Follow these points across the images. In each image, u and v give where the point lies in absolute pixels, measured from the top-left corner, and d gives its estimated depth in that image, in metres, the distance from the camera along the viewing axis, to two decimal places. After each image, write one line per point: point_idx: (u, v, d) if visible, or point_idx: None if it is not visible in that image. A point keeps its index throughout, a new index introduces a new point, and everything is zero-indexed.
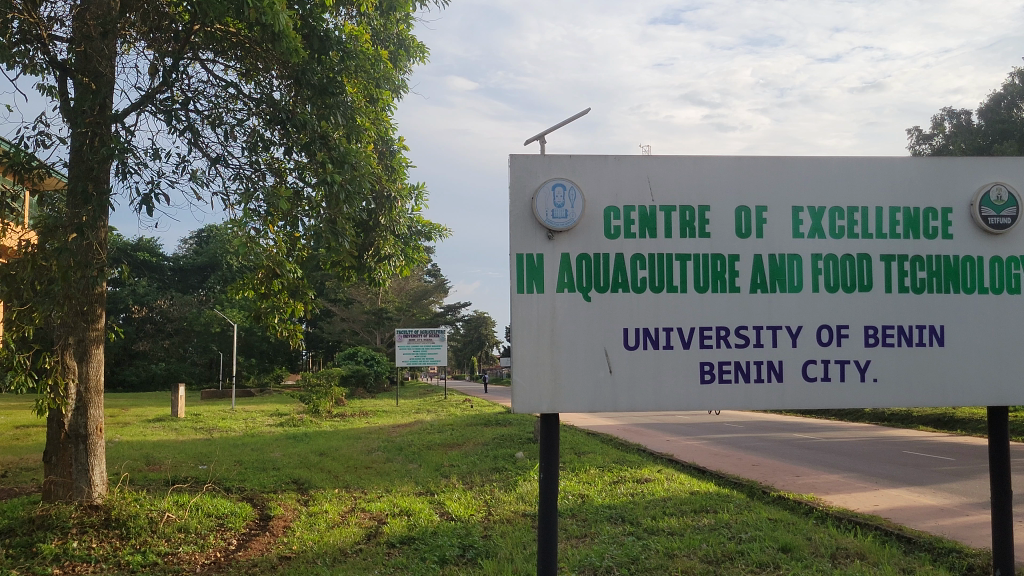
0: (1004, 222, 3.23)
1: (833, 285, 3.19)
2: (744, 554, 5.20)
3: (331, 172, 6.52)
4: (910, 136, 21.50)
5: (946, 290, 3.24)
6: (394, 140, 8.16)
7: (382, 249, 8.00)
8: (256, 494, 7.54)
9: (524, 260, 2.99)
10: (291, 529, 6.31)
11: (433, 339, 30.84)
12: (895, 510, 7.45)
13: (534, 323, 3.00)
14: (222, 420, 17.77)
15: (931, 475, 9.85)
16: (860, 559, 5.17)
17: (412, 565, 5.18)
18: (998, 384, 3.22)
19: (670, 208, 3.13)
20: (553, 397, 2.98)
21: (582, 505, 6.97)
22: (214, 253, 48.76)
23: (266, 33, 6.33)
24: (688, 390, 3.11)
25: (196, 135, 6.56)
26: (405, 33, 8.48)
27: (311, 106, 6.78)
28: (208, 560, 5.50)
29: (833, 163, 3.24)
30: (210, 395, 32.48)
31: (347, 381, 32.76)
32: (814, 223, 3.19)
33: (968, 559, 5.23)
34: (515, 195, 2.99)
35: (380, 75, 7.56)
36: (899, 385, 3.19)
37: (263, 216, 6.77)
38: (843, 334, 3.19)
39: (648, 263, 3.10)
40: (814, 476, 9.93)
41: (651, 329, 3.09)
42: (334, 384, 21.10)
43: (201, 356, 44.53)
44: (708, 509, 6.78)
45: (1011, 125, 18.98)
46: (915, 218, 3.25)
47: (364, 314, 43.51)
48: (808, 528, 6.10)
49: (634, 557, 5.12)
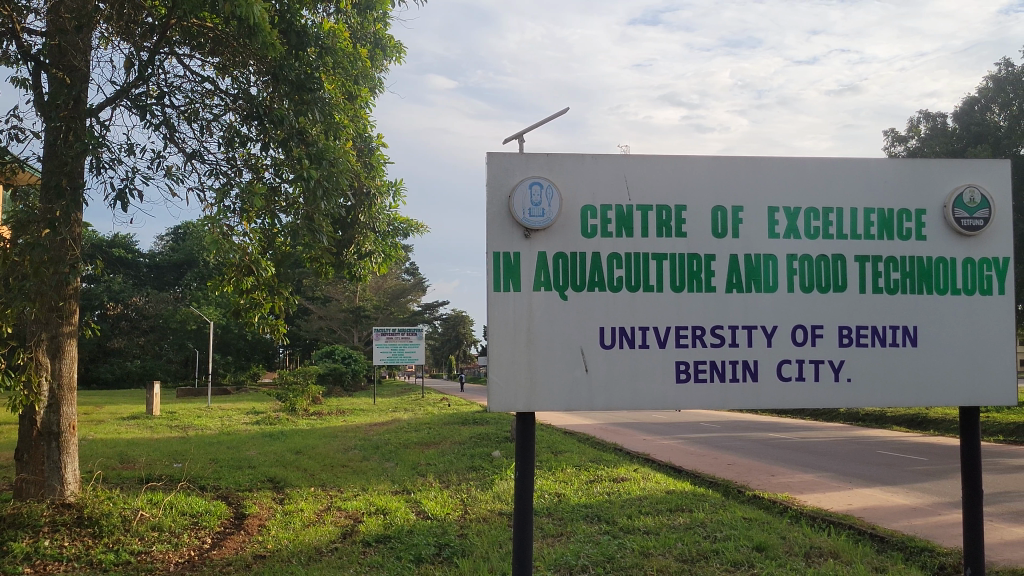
0: (977, 223, 3.25)
1: (808, 285, 3.21)
2: (719, 553, 5.22)
3: (308, 168, 6.48)
4: (886, 136, 21.60)
5: (919, 291, 3.27)
6: (373, 137, 8.14)
7: (363, 246, 8.01)
8: (231, 493, 7.48)
9: (500, 258, 2.99)
10: (266, 528, 6.27)
11: (411, 337, 30.80)
12: (868, 509, 7.50)
13: (510, 322, 3.00)
14: (196, 418, 17.58)
15: (905, 475, 9.91)
16: (833, 558, 5.20)
17: (388, 564, 5.15)
18: (972, 384, 3.24)
19: (647, 208, 3.14)
20: (529, 396, 2.98)
21: (559, 504, 6.96)
22: (191, 250, 48.39)
23: (243, 27, 6.29)
24: (664, 389, 3.12)
25: (172, 130, 6.52)
26: (382, 32, 8.43)
27: (288, 102, 6.74)
28: (182, 559, 5.46)
29: (808, 164, 3.26)
30: (186, 392, 32.24)
31: (324, 379, 32.56)
32: (790, 223, 3.21)
33: (940, 559, 5.28)
34: (492, 194, 2.99)
35: (358, 73, 7.53)
36: (872, 384, 3.22)
37: (238, 213, 6.74)
38: (817, 334, 3.21)
39: (625, 262, 3.11)
40: (789, 475, 9.97)
41: (627, 328, 3.10)
42: (311, 382, 21.00)
43: (176, 354, 44.10)
44: (683, 509, 6.79)
45: (985, 129, 19.10)
46: (889, 218, 3.27)
47: (342, 312, 43.35)
48: (782, 527, 6.12)
49: (610, 556, 5.13)
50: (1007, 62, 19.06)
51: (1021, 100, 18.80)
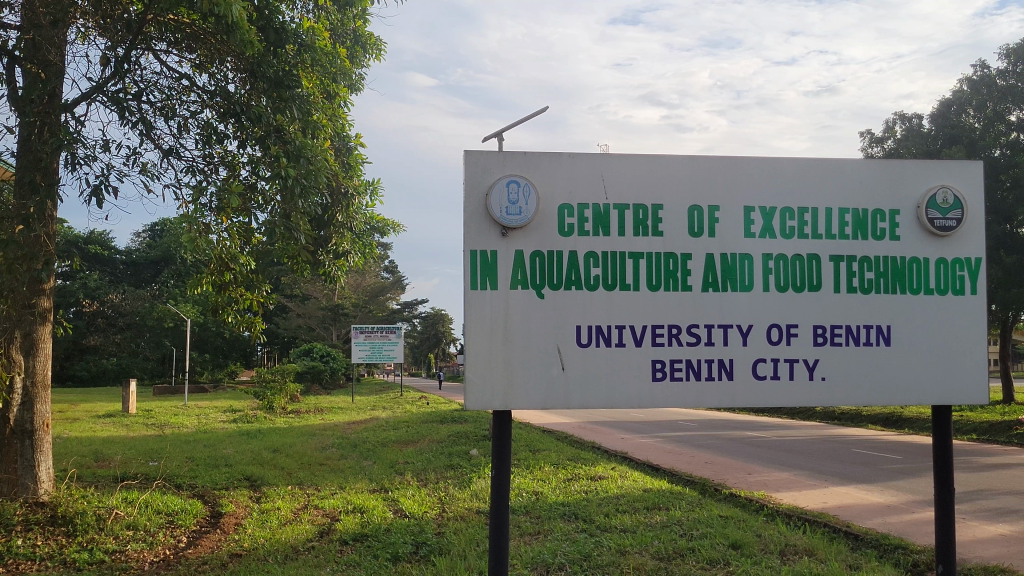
0: (950, 224, 3.28)
1: (783, 284, 3.23)
2: (695, 551, 5.26)
3: (285, 167, 6.45)
4: (862, 137, 21.75)
5: (893, 290, 3.29)
6: (351, 136, 8.13)
7: (340, 245, 7.98)
8: (206, 492, 7.42)
9: (477, 257, 2.98)
10: (244, 526, 6.25)
11: (390, 336, 30.71)
12: (844, 507, 7.58)
13: (487, 320, 3.01)
14: (173, 416, 17.50)
15: (881, 473, 10.02)
16: (808, 555, 5.24)
17: (364, 563, 5.13)
18: (944, 384, 3.27)
19: (624, 206, 3.14)
20: (506, 394, 2.98)
21: (538, 502, 6.99)
22: (169, 247, 48.05)
23: (221, 24, 6.26)
24: (640, 387, 3.13)
25: (148, 127, 6.48)
26: (362, 28, 8.40)
27: (267, 100, 6.73)
28: (156, 558, 5.43)
29: (783, 164, 3.27)
30: (162, 391, 32.02)
31: (302, 377, 32.44)
32: (766, 223, 3.23)
33: (913, 556, 5.35)
34: (469, 193, 2.99)
35: (337, 70, 7.49)
36: (847, 383, 3.24)
37: (215, 210, 6.70)
38: (792, 333, 3.23)
39: (602, 261, 3.12)
40: (766, 474, 10.05)
41: (603, 327, 3.11)
42: (289, 380, 20.87)
43: (153, 352, 43.39)
44: (660, 506, 6.84)
45: (959, 130, 19.29)
46: (864, 219, 3.29)
47: (321, 310, 43.26)
48: (758, 525, 6.19)
49: (586, 554, 5.15)
50: (981, 64, 19.25)
51: (995, 102, 19.00)
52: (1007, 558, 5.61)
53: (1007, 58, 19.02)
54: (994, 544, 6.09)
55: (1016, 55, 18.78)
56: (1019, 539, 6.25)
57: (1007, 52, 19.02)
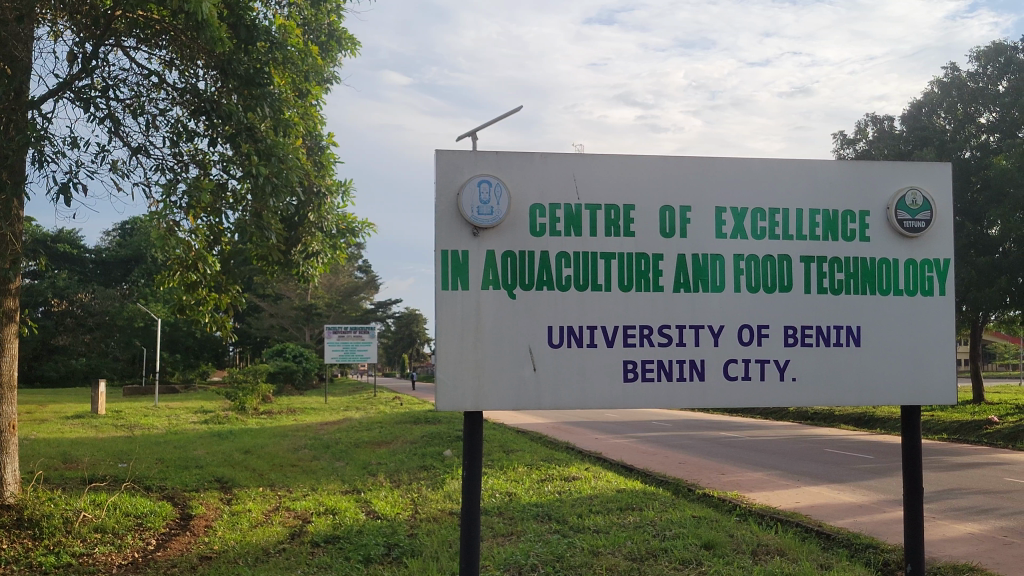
0: (918, 225, 3.30)
1: (754, 285, 3.23)
2: (667, 552, 5.25)
3: (256, 165, 6.44)
4: (835, 139, 21.95)
5: (862, 291, 3.30)
6: (324, 135, 8.08)
7: (310, 245, 7.92)
8: (177, 493, 7.36)
9: (448, 257, 2.96)
10: (213, 529, 6.18)
11: (363, 336, 30.60)
12: (815, 506, 7.62)
13: (459, 320, 2.99)
14: (144, 417, 17.36)
15: (852, 472, 10.09)
16: (779, 555, 5.25)
17: (335, 564, 5.11)
18: (912, 384, 3.29)
19: (596, 206, 3.13)
20: (477, 394, 2.97)
21: (510, 503, 6.97)
22: (140, 246, 47.65)
23: (191, 21, 6.21)
24: (611, 388, 3.12)
25: (117, 124, 6.41)
26: (337, 24, 8.34)
27: (237, 97, 6.68)
28: (125, 561, 5.36)
29: (755, 165, 3.27)
30: (132, 391, 31.73)
31: (275, 377, 32.27)
32: (737, 223, 3.23)
33: (884, 555, 5.38)
34: (440, 192, 2.96)
35: (310, 68, 7.42)
36: (817, 383, 3.25)
37: (185, 208, 6.64)
38: (763, 334, 3.23)
39: (573, 261, 3.11)
40: (740, 473, 10.09)
41: (575, 327, 3.10)
42: (261, 380, 20.76)
43: (124, 352, 42.99)
44: (633, 506, 6.85)
45: (930, 132, 19.53)
46: (834, 219, 3.30)
47: (294, 309, 43.07)
48: (730, 525, 6.20)
49: (559, 555, 5.13)
50: (952, 67, 19.44)
51: (965, 104, 19.22)
52: (976, 557, 5.67)
53: (978, 61, 19.20)
54: (963, 542, 6.16)
55: (985, 57, 18.98)
56: (987, 537, 6.32)
57: (976, 54, 19.22)
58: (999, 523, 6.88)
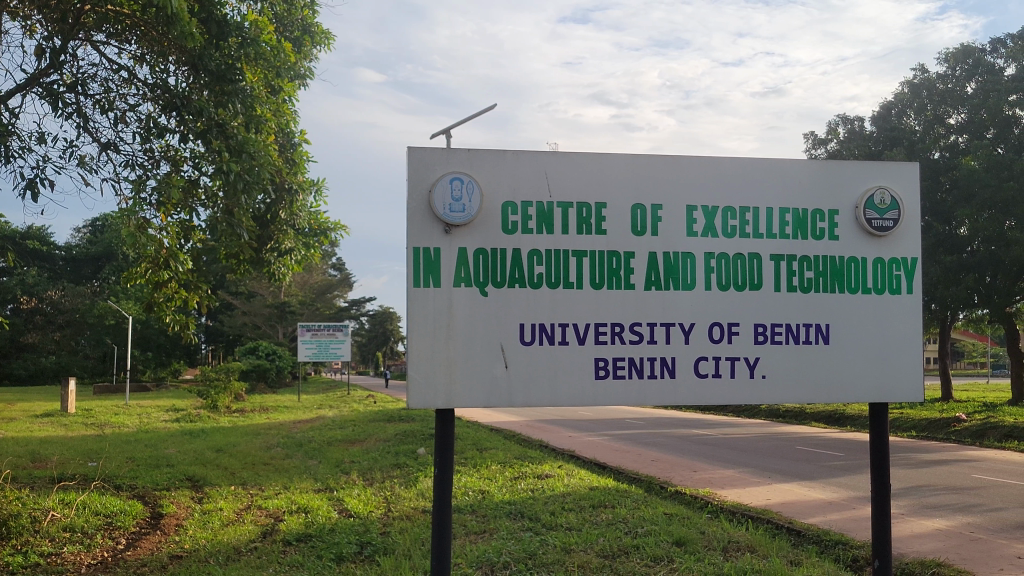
0: (887, 224, 3.33)
1: (724, 283, 3.25)
2: (639, 548, 5.27)
3: (227, 162, 6.42)
4: (807, 139, 22.17)
5: (831, 290, 3.33)
6: (296, 132, 8.05)
7: (282, 243, 7.87)
8: (147, 492, 7.30)
9: (420, 254, 2.96)
10: (184, 528, 6.13)
11: (337, 334, 30.50)
12: (786, 504, 7.68)
13: (430, 318, 2.99)
14: (114, 415, 17.18)
15: (823, 470, 10.18)
16: (750, 552, 5.29)
17: (307, 564, 5.07)
18: (879, 381, 3.32)
19: (568, 204, 3.14)
20: (449, 391, 2.98)
21: (483, 500, 6.97)
22: (110, 243, 47.16)
23: (162, 16, 6.18)
24: (583, 385, 3.13)
25: (85, 120, 6.36)
26: (311, 19, 8.31)
27: (208, 93, 6.66)
28: (94, 561, 5.31)
29: (726, 164, 3.29)
30: (103, 390, 31.40)
31: (248, 376, 32.09)
32: (707, 222, 3.25)
33: (853, 551, 5.43)
34: (412, 189, 2.96)
35: (282, 64, 7.37)
36: (786, 380, 3.28)
37: (155, 205, 6.59)
38: (733, 332, 3.26)
39: (545, 258, 3.11)
40: (712, 471, 10.14)
41: (547, 325, 3.10)
42: (233, 378, 20.58)
43: (94, 350, 42.59)
44: (605, 504, 6.86)
45: (900, 132, 19.81)
46: (803, 218, 3.32)
47: (267, 307, 42.80)
48: (702, 522, 6.24)
49: (531, 553, 5.14)
50: (921, 69, 19.69)
51: (935, 105, 19.46)
52: (942, 552, 5.74)
53: (947, 62, 19.42)
54: (930, 538, 6.22)
55: (954, 59, 19.17)
56: (954, 533, 6.39)
57: (946, 56, 19.42)
58: (965, 519, 6.97)
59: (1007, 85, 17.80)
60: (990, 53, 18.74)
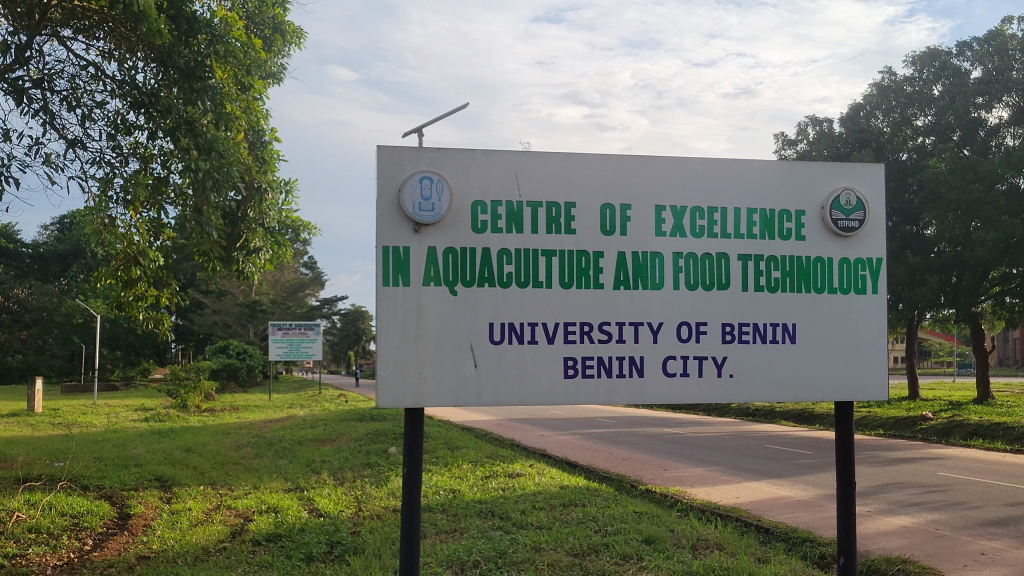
0: (852, 225, 3.36)
1: (692, 283, 3.27)
2: (609, 547, 5.29)
3: (196, 160, 6.38)
4: (777, 140, 22.32)
5: (798, 290, 3.36)
6: (266, 130, 8.02)
7: (251, 241, 7.81)
8: (115, 492, 7.24)
9: (389, 253, 2.96)
10: (151, 529, 6.09)
11: (308, 332, 30.36)
12: (755, 502, 7.74)
13: (399, 316, 2.98)
14: (81, 415, 16.98)
15: (792, 468, 10.27)
16: (718, 550, 5.32)
17: (277, 564, 5.05)
18: (845, 378, 3.36)
19: (537, 204, 3.14)
20: (417, 390, 2.98)
21: (453, 500, 6.95)
22: (77, 240, 46.54)
23: (129, 12, 6.13)
24: (552, 383, 3.14)
25: (51, 117, 6.29)
26: (282, 17, 8.25)
27: (177, 90, 6.61)
28: (59, 562, 5.25)
29: (695, 164, 3.31)
30: (70, 390, 31.03)
31: (218, 375, 31.87)
32: (676, 222, 3.26)
33: (821, 548, 5.48)
34: (382, 188, 2.95)
35: (252, 63, 7.32)
36: (753, 379, 3.31)
37: (123, 203, 6.52)
38: (701, 331, 3.28)
39: (515, 258, 3.11)
40: (683, 470, 10.19)
41: (516, 324, 3.11)
42: (203, 377, 20.39)
43: (61, 349, 42.14)
44: (576, 503, 6.89)
45: (868, 134, 20.03)
46: (770, 219, 3.35)
47: (237, 306, 42.53)
48: (671, 520, 6.27)
49: (502, 552, 5.14)
50: (889, 71, 19.91)
51: (902, 107, 19.68)
52: (909, 549, 5.81)
53: (914, 65, 19.65)
54: (897, 535, 6.30)
55: (921, 62, 19.41)
56: (919, 530, 6.48)
57: (913, 59, 19.66)
58: (930, 516, 7.06)
59: (974, 87, 18.04)
60: (956, 56, 18.99)
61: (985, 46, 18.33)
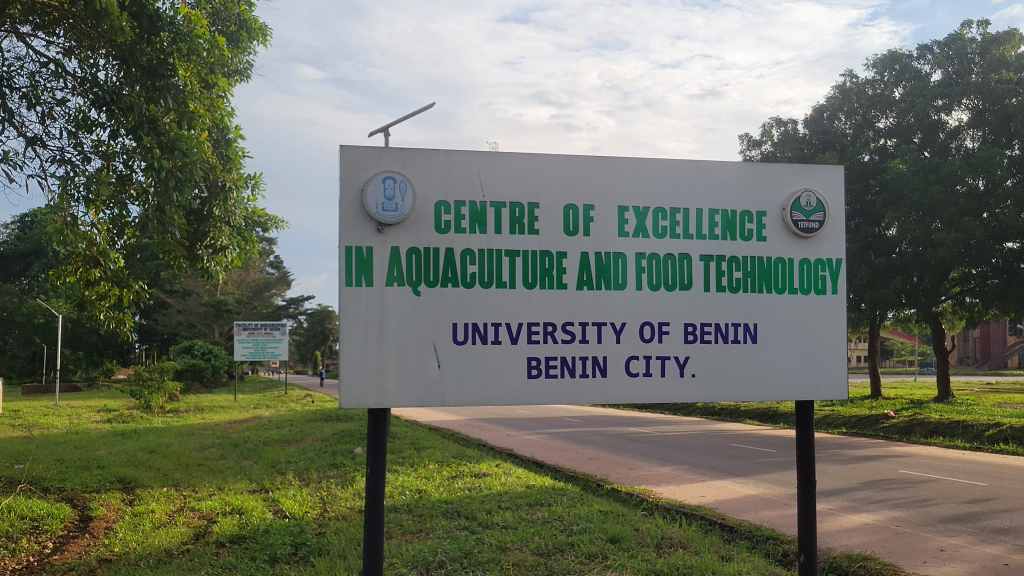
0: (813, 226, 3.39)
1: (655, 283, 3.29)
2: (573, 546, 5.31)
3: (159, 158, 6.34)
4: (742, 141, 22.52)
5: (759, 290, 3.39)
6: (231, 128, 7.96)
7: (217, 240, 7.76)
8: (77, 494, 7.16)
9: (353, 253, 2.95)
10: (114, 530, 6.04)
11: (274, 332, 30.19)
12: (720, 500, 7.80)
13: (362, 317, 2.97)
14: (43, 416, 16.77)
15: (756, 467, 10.37)
16: (682, 548, 5.35)
17: (241, 564, 5.03)
18: (805, 377, 3.39)
19: (500, 204, 3.14)
20: (381, 391, 2.97)
21: (419, 500, 6.94)
22: (38, 238, 45.86)
23: (90, 9, 6.08)
24: (515, 383, 3.14)
25: (11, 114, 6.21)
26: (246, 13, 8.18)
27: (139, 88, 6.56)
28: (18, 565, 5.18)
29: (657, 166, 3.33)
30: (30, 391, 30.53)
31: (183, 375, 31.59)
32: (639, 223, 3.28)
33: (783, 546, 5.54)
34: (344, 187, 2.94)
35: (215, 61, 7.25)
36: (714, 378, 3.34)
37: (84, 201, 6.44)
38: (663, 331, 3.30)
39: (478, 258, 3.12)
40: (650, 468, 10.24)
41: (480, 324, 3.11)
42: (167, 378, 20.18)
43: (22, 349, 41.53)
44: (542, 502, 6.91)
45: (832, 136, 20.27)
46: (732, 220, 3.38)
47: (203, 305, 42.16)
48: (635, 519, 6.30)
49: (467, 552, 5.14)
50: (851, 74, 20.16)
51: (865, 109, 19.95)
52: (870, 546, 5.88)
53: (876, 68, 19.87)
54: (859, 532, 6.38)
55: (882, 64, 19.66)
56: (881, 527, 6.57)
57: (874, 61, 19.91)
58: (891, 513, 7.16)
59: (934, 90, 18.26)
60: (917, 59, 19.21)
61: (945, 50, 18.63)
